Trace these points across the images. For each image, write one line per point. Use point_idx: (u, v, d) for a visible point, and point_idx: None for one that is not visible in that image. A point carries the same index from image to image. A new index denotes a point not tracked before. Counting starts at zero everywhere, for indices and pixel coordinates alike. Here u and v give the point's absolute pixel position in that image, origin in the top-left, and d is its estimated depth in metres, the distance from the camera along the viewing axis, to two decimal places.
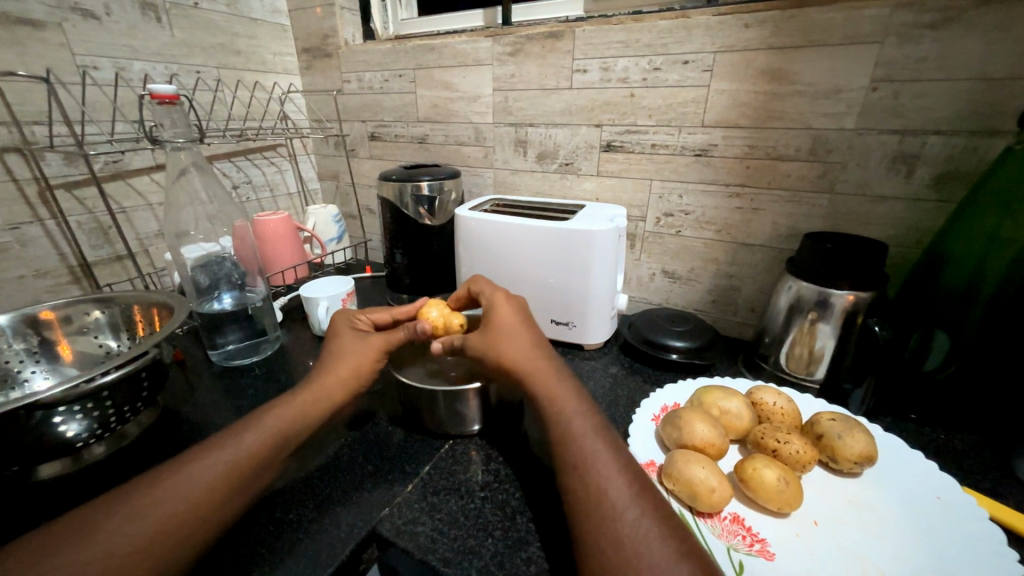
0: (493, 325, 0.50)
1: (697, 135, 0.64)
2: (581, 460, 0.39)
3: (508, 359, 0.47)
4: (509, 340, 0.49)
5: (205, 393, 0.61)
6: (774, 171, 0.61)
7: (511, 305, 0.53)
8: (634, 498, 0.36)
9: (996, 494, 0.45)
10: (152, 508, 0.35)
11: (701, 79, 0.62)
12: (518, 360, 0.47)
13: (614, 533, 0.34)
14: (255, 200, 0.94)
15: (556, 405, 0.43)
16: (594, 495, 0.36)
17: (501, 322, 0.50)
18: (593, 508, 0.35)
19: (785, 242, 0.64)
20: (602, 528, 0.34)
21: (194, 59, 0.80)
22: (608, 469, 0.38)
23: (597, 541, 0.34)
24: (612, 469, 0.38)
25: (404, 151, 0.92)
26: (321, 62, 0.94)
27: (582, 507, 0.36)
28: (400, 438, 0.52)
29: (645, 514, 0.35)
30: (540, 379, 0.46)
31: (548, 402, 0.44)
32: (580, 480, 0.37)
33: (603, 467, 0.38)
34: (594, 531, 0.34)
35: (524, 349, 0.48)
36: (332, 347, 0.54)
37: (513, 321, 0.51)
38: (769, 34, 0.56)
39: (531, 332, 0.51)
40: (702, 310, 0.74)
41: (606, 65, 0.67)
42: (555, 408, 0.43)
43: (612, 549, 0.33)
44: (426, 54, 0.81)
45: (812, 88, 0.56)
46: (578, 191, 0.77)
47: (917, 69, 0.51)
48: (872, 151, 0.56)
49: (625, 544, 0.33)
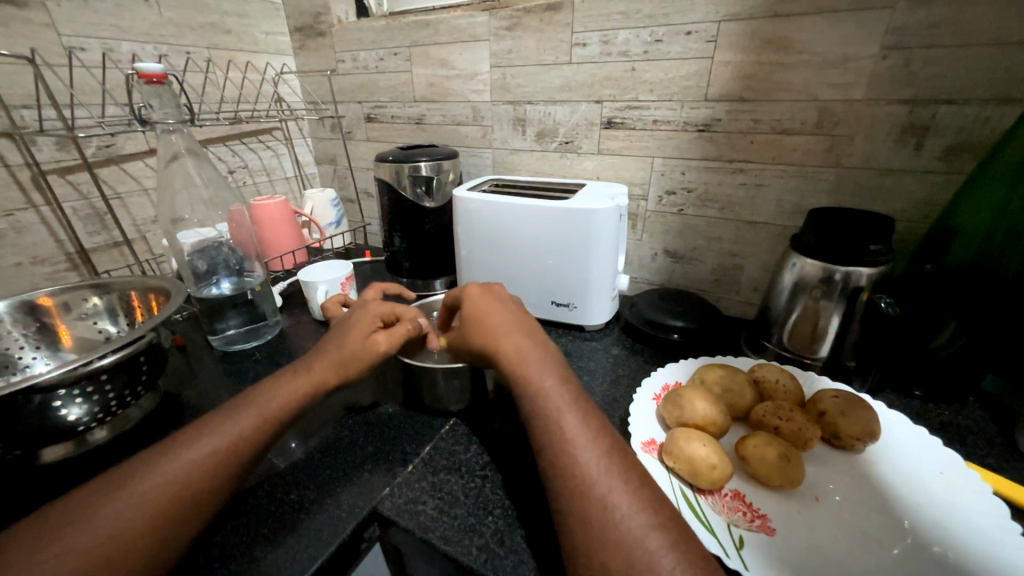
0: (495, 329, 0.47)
1: (700, 109, 0.63)
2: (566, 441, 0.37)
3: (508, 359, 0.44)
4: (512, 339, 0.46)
5: (207, 378, 0.61)
6: (779, 146, 0.60)
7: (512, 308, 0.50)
8: (616, 477, 0.35)
9: (999, 469, 0.45)
10: (147, 492, 0.35)
11: (703, 50, 0.60)
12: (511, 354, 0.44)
13: (593, 513, 0.33)
14: (251, 185, 0.93)
15: (544, 389, 0.41)
16: (575, 473, 0.35)
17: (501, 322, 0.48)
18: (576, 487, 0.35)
19: (790, 218, 0.62)
20: (583, 509, 0.33)
21: (184, 39, 0.78)
22: (591, 446, 0.37)
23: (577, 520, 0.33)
24: (595, 447, 0.37)
25: (401, 132, 0.91)
26: (314, 41, 0.92)
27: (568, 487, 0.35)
28: (404, 419, 0.52)
29: (627, 493, 0.34)
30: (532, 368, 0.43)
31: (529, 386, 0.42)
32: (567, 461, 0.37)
33: (583, 445, 0.37)
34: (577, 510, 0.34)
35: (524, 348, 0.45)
36: (336, 332, 0.51)
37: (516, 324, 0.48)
38: (774, 0, 0.54)
39: (529, 326, 0.49)
40: (704, 290, 0.74)
41: (606, 38, 0.65)
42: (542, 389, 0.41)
43: (593, 526, 0.32)
44: (421, 30, 0.79)
45: (819, 57, 0.54)
46: (579, 170, 0.75)
47: (929, 35, 0.49)
48: (880, 123, 0.54)
49: (604, 527, 0.32)
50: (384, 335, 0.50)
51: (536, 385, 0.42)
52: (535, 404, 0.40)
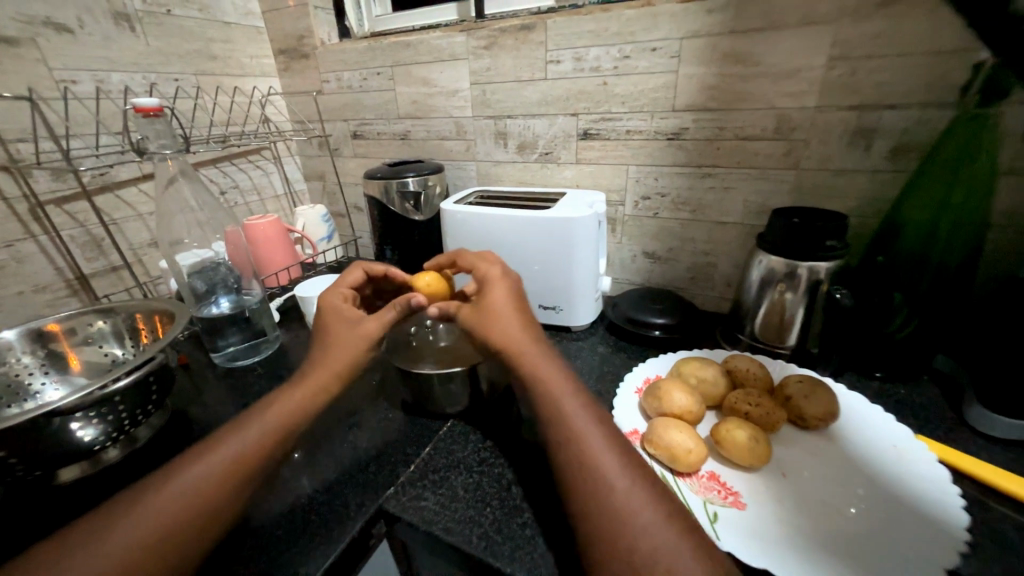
0: (488, 304, 0.50)
1: (669, 119, 0.67)
2: (568, 431, 0.41)
3: (503, 342, 0.47)
4: (502, 318, 0.49)
5: (212, 394, 0.64)
6: (743, 151, 0.64)
7: (505, 284, 0.53)
8: (619, 466, 0.39)
9: (949, 439, 0.49)
10: (170, 505, 0.37)
11: (669, 64, 0.64)
12: (509, 334, 0.47)
13: (600, 500, 0.37)
14: (243, 204, 0.96)
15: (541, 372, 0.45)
16: (582, 461, 0.39)
17: (495, 302, 0.50)
18: (585, 475, 0.38)
19: (756, 218, 0.67)
20: (591, 495, 0.37)
21: (172, 67, 0.80)
22: (594, 437, 0.40)
23: (586, 504, 0.37)
24: (597, 433, 0.41)
25: (387, 148, 0.94)
26: (299, 63, 0.95)
27: (574, 478, 0.38)
28: (405, 424, 0.55)
29: (629, 480, 0.38)
30: (531, 352, 0.47)
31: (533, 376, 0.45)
32: (572, 447, 0.40)
33: (585, 434, 0.41)
34: (583, 495, 0.37)
35: (516, 328, 0.48)
36: (320, 334, 0.53)
37: (508, 301, 0.50)
38: (730, 19, 0.59)
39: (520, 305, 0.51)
40: (682, 287, 0.78)
41: (578, 55, 0.69)
42: (545, 387, 0.44)
43: (597, 508, 0.36)
44: (402, 51, 0.82)
45: (774, 69, 0.59)
46: (559, 179, 0.79)
47: (871, 47, 0.53)
48: (833, 128, 0.58)
49: (610, 508, 0.36)
50: (370, 322, 0.53)
51: (536, 372, 0.45)
52: (540, 396, 0.44)
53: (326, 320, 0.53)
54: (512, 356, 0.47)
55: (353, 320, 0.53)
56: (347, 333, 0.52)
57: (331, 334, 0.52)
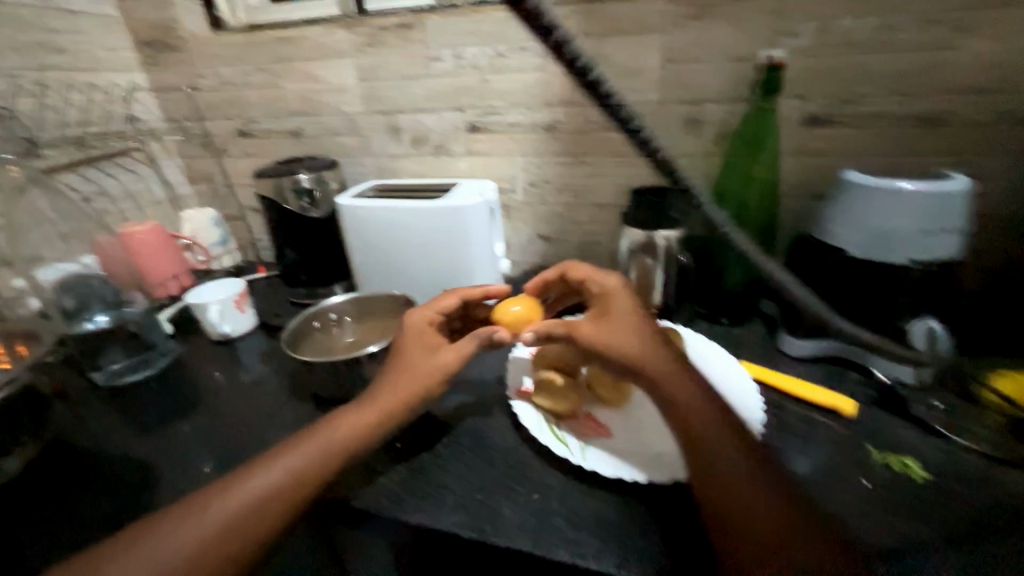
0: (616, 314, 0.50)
1: (544, 113, 0.74)
2: (701, 434, 0.42)
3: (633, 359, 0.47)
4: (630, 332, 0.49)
5: (100, 416, 0.61)
6: (608, 140, 0.74)
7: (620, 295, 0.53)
8: (746, 466, 0.41)
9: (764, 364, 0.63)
10: (177, 552, 0.38)
11: (538, 63, 0.71)
12: (632, 352, 0.47)
13: (728, 498, 0.39)
14: (115, 212, 0.89)
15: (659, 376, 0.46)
16: (725, 464, 0.41)
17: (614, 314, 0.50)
18: (726, 476, 0.40)
19: (624, 198, 0.77)
20: (719, 497, 0.39)
21: (6, 62, 0.73)
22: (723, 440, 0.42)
23: (714, 503, 0.40)
24: (721, 432, 0.42)
25: (278, 146, 0.91)
26: (167, 56, 0.88)
27: (722, 484, 0.40)
28: (317, 418, 0.58)
29: (746, 477, 0.40)
30: (653, 365, 0.46)
31: (662, 383, 0.45)
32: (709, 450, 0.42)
33: (718, 440, 0.42)
34: (713, 497, 0.40)
35: (638, 338, 0.48)
36: (395, 357, 0.52)
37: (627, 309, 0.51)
38: (583, 24, 0.67)
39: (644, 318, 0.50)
40: (574, 264, 0.87)
41: (458, 54, 0.73)
42: (674, 392, 0.45)
43: (728, 508, 0.39)
44: (283, 46, 0.81)
45: (624, 68, 0.68)
46: (454, 171, 0.83)
47: (693, 50, 0.65)
48: (673, 118, 0.69)
49: (730, 507, 0.39)
50: (448, 350, 0.50)
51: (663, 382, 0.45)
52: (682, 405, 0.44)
53: (404, 338, 0.52)
54: (642, 372, 0.46)
55: (433, 344, 0.52)
56: (426, 364, 0.50)
57: (409, 358, 0.50)
